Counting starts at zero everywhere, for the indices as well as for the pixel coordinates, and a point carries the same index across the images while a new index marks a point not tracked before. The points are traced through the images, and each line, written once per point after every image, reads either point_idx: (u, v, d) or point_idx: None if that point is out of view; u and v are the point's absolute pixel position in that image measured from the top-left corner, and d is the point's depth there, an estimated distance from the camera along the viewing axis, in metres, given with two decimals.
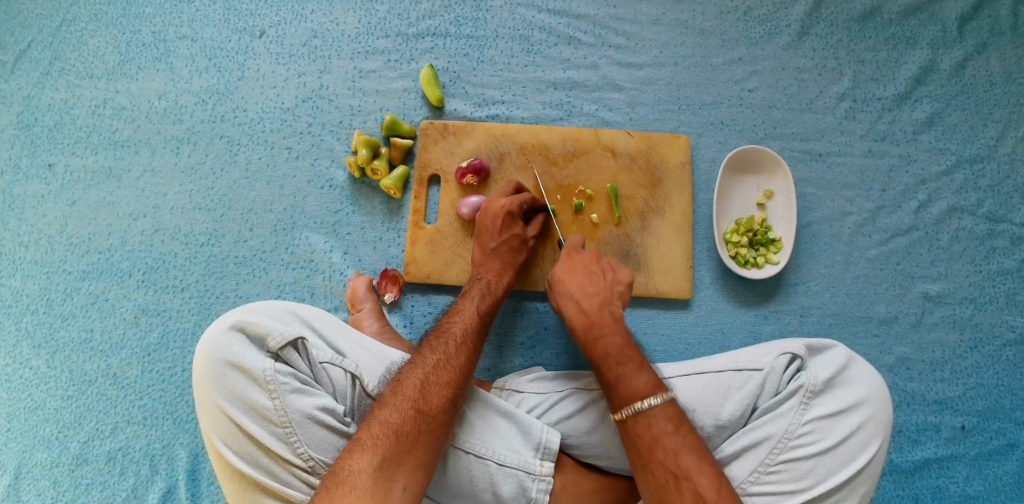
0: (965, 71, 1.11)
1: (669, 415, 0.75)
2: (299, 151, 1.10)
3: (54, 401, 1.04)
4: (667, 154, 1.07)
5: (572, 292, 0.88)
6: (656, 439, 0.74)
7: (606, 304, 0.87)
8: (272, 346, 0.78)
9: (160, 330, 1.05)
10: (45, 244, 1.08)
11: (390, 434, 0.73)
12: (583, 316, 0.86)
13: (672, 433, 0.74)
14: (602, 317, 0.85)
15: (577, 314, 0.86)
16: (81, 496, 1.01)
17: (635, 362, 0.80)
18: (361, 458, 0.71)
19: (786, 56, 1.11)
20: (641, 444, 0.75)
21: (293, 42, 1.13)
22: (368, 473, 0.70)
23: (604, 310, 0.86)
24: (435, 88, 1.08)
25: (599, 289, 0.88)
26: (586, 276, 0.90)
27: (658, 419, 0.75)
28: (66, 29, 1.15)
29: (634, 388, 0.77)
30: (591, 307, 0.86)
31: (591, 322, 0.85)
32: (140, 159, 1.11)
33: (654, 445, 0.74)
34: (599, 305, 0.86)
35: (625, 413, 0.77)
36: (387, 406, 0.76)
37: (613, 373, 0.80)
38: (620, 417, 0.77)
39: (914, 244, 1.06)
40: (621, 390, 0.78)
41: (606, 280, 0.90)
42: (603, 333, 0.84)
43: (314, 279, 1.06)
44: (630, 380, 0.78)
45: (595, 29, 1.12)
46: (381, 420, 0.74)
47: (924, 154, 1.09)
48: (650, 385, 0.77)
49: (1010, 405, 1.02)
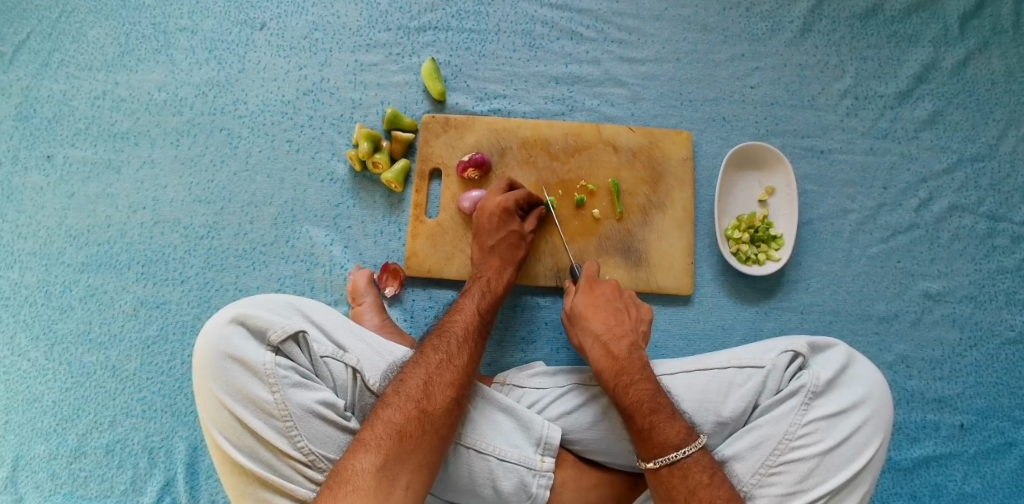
0: (967, 69, 1.11)
1: (703, 464, 0.75)
2: (299, 144, 1.10)
3: (52, 394, 1.03)
4: (669, 150, 1.07)
5: (598, 333, 0.88)
6: (692, 490, 0.74)
7: (633, 347, 0.86)
8: (273, 339, 0.77)
9: (159, 323, 1.05)
10: (44, 235, 1.08)
11: (394, 434, 0.73)
12: (611, 360, 0.85)
13: (708, 485, 0.74)
14: (631, 361, 0.85)
15: (604, 357, 0.85)
16: (79, 489, 1.00)
17: (668, 409, 0.79)
18: (365, 458, 0.71)
19: (788, 52, 1.11)
20: (677, 495, 0.75)
21: (293, 34, 1.12)
22: (371, 473, 0.70)
23: (633, 354, 0.85)
24: (436, 82, 1.08)
25: (626, 331, 0.88)
26: (612, 316, 0.90)
27: (693, 470, 0.75)
28: (65, 20, 1.14)
29: (668, 437, 0.77)
30: (620, 351, 0.86)
31: (621, 367, 0.84)
32: (140, 151, 1.11)
33: (690, 497, 0.73)
34: (628, 349, 0.86)
35: (659, 463, 0.76)
36: (390, 406, 0.75)
37: (646, 421, 0.78)
38: (653, 466, 0.77)
39: (915, 242, 1.06)
40: (655, 439, 0.77)
41: (631, 319, 0.90)
42: (633, 379, 0.82)
43: (314, 273, 1.05)
44: (663, 428, 0.77)
45: (597, 24, 1.12)
46: (385, 420, 0.74)
47: (925, 152, 1.09)
48: (683, 433, 0.77)
49: (1009, 403, 1.02)
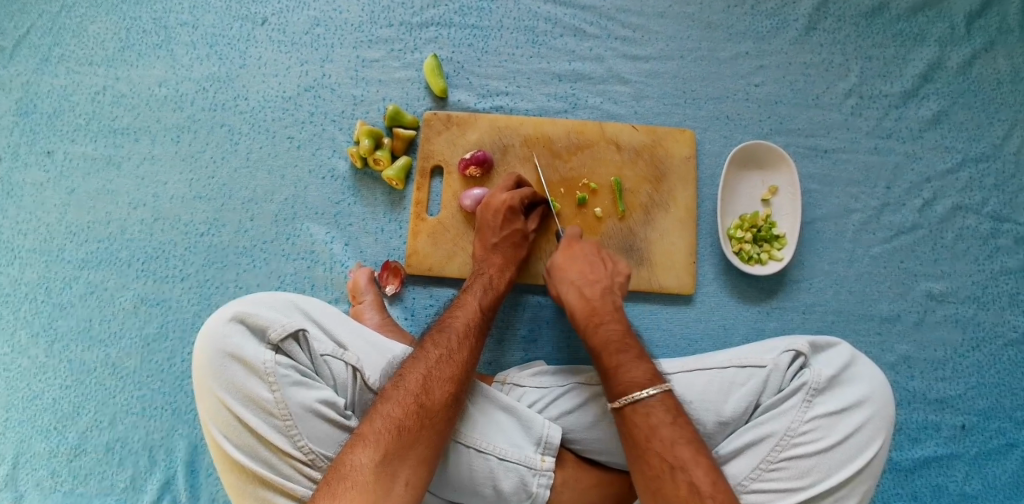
0: (973, 68, 1.10)
1: (667, 406, 0.75)
2: (301, 140, 1.09)
3: (52, 391, 1.03)
4: (672, 148, 1.06)
5: (573, 279, 0.90)
6: (654, 428, 0.74)
7: (607, 292, 0.89)
8: (272, 338, 0.77)
9: (160, 320, 1.05)
10: (44, 232, 1.07)
11: (393, 429, 0.72)
12: (585, 302, 0.88)
13: (670, 424, 0.74)
14: (603, 304, 0.87)
15: (579, 300, 0.88)
16: (80, 487, 1.00)
17: (636, 351, 0.82)
18: (363, 453, 0.71)
19: (793, 51, 1.11)
20: (639, 434, 0.75)
21: (295, 30, 1.12)
22: (369, 468, 0.70)
23: (606, 298, 0.88)
24: (438, 79, 1.07)
25: (601, 278, 0.90)
26: (588, 264, 0.92)
27: (655, 409, 0.75)
28: (65, 15, 1.13)
29: (634, 377, 0.78)
30: (593, 295, 0.88)
31: (593, 308, 0.87)
32: (140, 147, 1.10)
33: (652, 435, 0.74)
34: (600, 293, 0.88)
35: (623, 401, 0.76)
36: (390, 401, 0.75)
37: (613, 360, 0.81)
38: (616, 405, 0.77)
39: (918, 243, 1.06)
40: (621, 376, 0.79)
41: (607, 269, 0.92)
42: (604, 320, 0.86)
43: (315, 270, 1.05)
44: (629, 367, 0.79)
45: (600, 21, 1.11)
46: (384, 414, 0.74)
47: (930, 152, 1.08)
48: (649, 374, 0.78)
49: (1011, 404, 1.02)
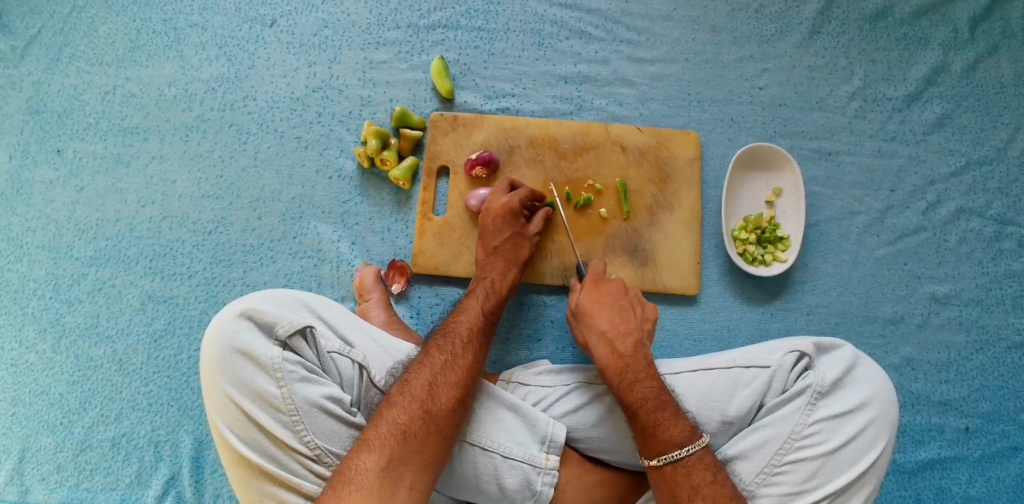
0: (976, 72, 1.11)
1: (706, 463, 0.76)
2: (308, 140, 1.10)
3: (59, 387, 1.04)
4: (677, 150, 1.07)
5: (603, 330, 0.88)
6: (696, 488, 0.74)
7: (639, 345, 0.87)
8: (280, 334, 0.77)
9: (167, 317, 1.06)
10: (53, 229, 1.08)
11: (398, 435, 0.73)
12: (617, 357, 0.85)
13: (712, 483, 0.74)
14: (636, 359, 0.85)
15: (610, 354, 0.86)
16: (85, 482, 1.01)
17: (672, 408, 0.79)
18: (369, 458, 0.71)
19: (797, 54, 1.11)
20: (681, 493, 0.74)
21: (303, 31, 1.13)
22: (374, 473, 0.70)
23: (638, 352, 0.86)
24: (445, 80, 1.08)
25: (631, 329, 0.88)
26: (617, 313, 0.90)
27: (696, 468, 0.75)
28: (76, 16, 1.15)
29: (672, 435, 0.77)
30: (625, 349, 0.86)
31: (626, 364, 0.84)
32: (149, 146, 1.11)
33: (694, 495, 0.73)
34: (633, 347, 0.86)
35: (662, 460, 0.76)
36: (395, 406, 0.75)
37: (650, 419, 0.78)
38: (657, 463, 0.77)
39: (922, 245, 1.06)
40: (659, 436, 0.77)
41: (637, 318, 0.90)
42: (638, 377, 0.83)
43: (321, 269, 1.06)
44: (667, 426, 0.78)
45: (606, 24, 1.12)
46: (389, 420, 0.74)
47: (933, 155, 1.09)
48: (687, 431, 0.77)
49: (1015, 407, 1.02)
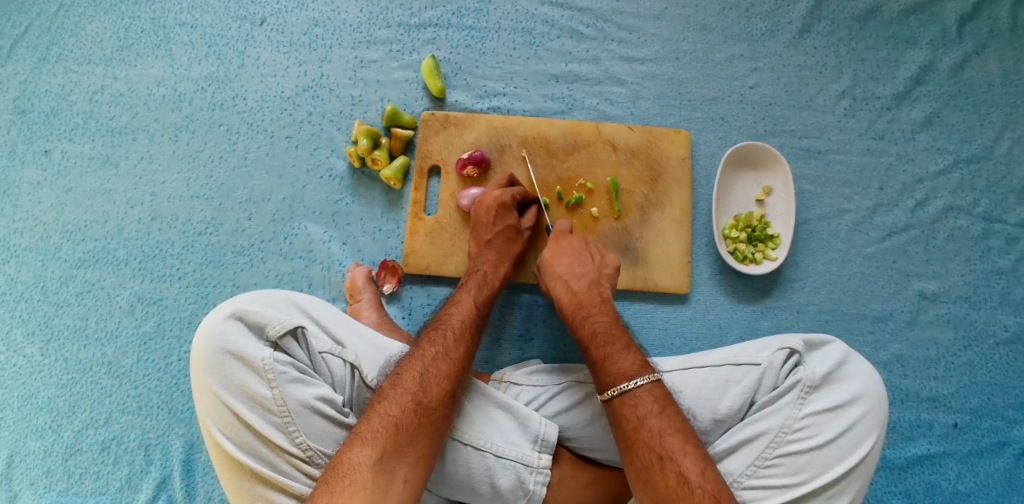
0: (964, 71, 1.11)
1: (655, 396, 0.77)
2: (299, 140, 1.10)
3: (48, 390, 1.03)
4: (668, 149, 1.07)
5: (560, 272, 0.93)
6: (642, 420, 0.75)
7: (593, 285, 0.92)
8: (271, 334, 0.77)
9: (157, 319, 1.05)
10: (40, 231, 1.08)
11: (390, 427, 0.73)
12: (572, 295, 0.91)
13: (658, 414, 0.75)
14: (590, 296, 0.90)
15: (565, 292, 0.91)
16: (75, 486, 1.00)
17: (622, 341, 0.84)
18: (362, 452, 0.71)
19: (787, 53, 1.12)
20: (627, 424, 0.76)
21: (294, 30, 1.12)
22: (367, 467, 0.70)
23: (592, 290, 0.91)
24: (436, 79, 1.08)
25: (588, 271, 0.93)
26: (574, 257, 0.95)
27: (643, 399, 0.77)
28: (63, 14, 1.14)
29: (620, 367, 0.80)
30: (580, 287, 0.91)
31: (580, 300, 0.90)
32: (138, 146, 1.10)
33: (640, 425, 0.75)
34: (587, 285, 0.91)
35: (611, 393, 0.78)
36: (387, 399, 0.75)
37: (599, 352, 0.83)
38: (607, 397, 0.79)
39: (911, 243, 1.07)
40: (607, 369, 0.80)
41: (594, 262, 0.95)
42: (590, 312, 0.88)
43: (312, 269, 1.05)
44: (615, 359, 0.81)
45: (597, 22, 1.12)
46: (381, 413, 0.74)
47: (922, 153, 1.10)
48: (637, 366, 0.80)
49: (1002, 403, 1.03)
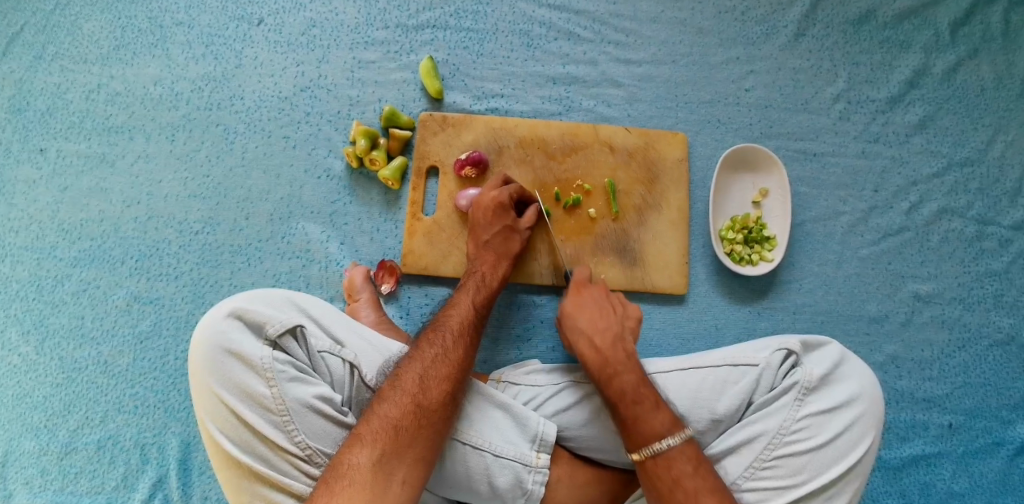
0: (958, 75, 1.13)
1: (688, 455, 0.76)
2: (296, 140, 1.10)
3: (42, 389, 1.02)
4: (665, 151, 1.07)
5: (583, 326, 0.88)
6: (677, 480, 0.75)
7: (618, 340, 0.86)
8: (270, 333, 0.77)
9: (153, 318, 1.04)
10: (36, 230, 1.07)
11: (390, 429, 0.72)
12: (597, 353, 0.85)
13: (692, 475, 0.75)
14: (615, 353, 0.85)
15: (590, 349, 0.86)
16: (69, 486, 0.99)
17: (651, 400, 0.80)
18: (361, 453, 0.71)
19: (782, 56, 1.13)
20: (662, 485, 0.75)
21: (291, 31, 1.12)
22: (367, 467, 0.70)
23: (617, 345, 0.86)
24: (434, 80, 1.08)
25: (611, 324, 0.88)
26: (597, 310, 0.90)
27: (677, 460, 0.76)
28: (60, 13, 1.13)
29: (652, 428, 0.77)
30: (604, 343, 0.86)
31: (605, 358, 0.84)
32: (134, 145, 1.10)
33: (675, 487, 0.74)
34: (612, 341, 0.86)
35: (645, 453, 0.77)
36: (386, 401, 0.75)
37: (628, 413, 0.79)
38: (639, 457, 0.77)
39: (905, 245, 1.08)
40: (638, 430, 0.78)
41: (617, 315, 0.90)
42: (617, 371, 0.83)
43: (310, 269, 1.05)
44: (647, 419, 0.78)
45: (594, 25, 1.13)
46: (381, 415, 0.74)
47: (916, 156, 1.11)
48: (668, 424, 0.78)
49: (996, 403, 1.04)
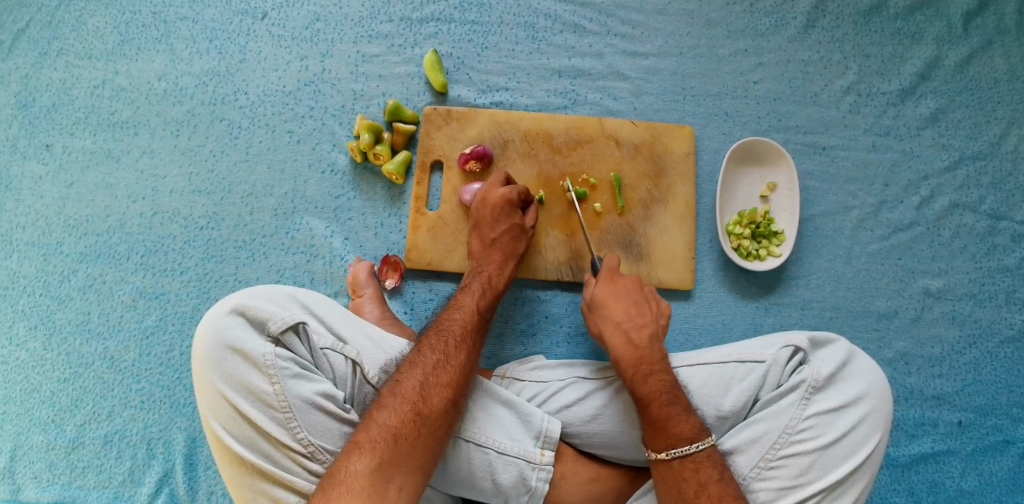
0: (971, 67, 1.10)
1: (714, 460, 0.75)
2: (300, 135, 1.09)
3: (50, 385, 1.03)
4: (671, 144, 1.06)
5: (619, 322, 0.88)
6: (702, 485, 0.74)
7: (654, 339, 0.86)
8: (273, 330, 0.77)
9: (158, 314, 1.05)
10: (42, 225, 1.07)
11: (389, 437, 0.72)
12: (632, 349, 0.84)
13: (718, 480, 0.74)
14: (651, 351, 0.84)
15: (625, 345, 0.85)
16: (77, 480, 1.00)
17: (685, 403, 0.79)
18: (359, 460, 0.70)
19: (791, 48, 1.11)
20: (686, 488, 0.74)
21: (295, 24, 1.12)
22: (365, 475, 0.70)
23: (653, 345, 0.85)
24: (438, 74, 1.07)
25: (647, 321, 0.88)
26: (633, 306, 0.89)
27: (704, 465, 0.75)
28: (65, 8, 1.13)
29: (683, 430, 0.76)
30: (640, 340, 0.85)
31: (641, 355, 0.83)
32: (139, 141, 1.10)
33: (700, 491, 0.73)
34: (648, 339, 0.86)
35: (671, 454, 0.75)
36: (386, 408, 0.75)
37: (661, 412, 0.78)
38: (665, 457, 0.76)
39: (916, 240, 1.06)
40: (669, 430, 0.76)
41: (652, 312, 0.90)
42: (653, 369, 0.82)
43: (314, 264, 1.05)
44: (679, 420, 0.77)
45: (600, 17, 1.11)
46: (380, 422, 0.73)
47: (927, 149, 1.09)
48: (698, 427, 0.77)
49: (1008, 401, 1.03)
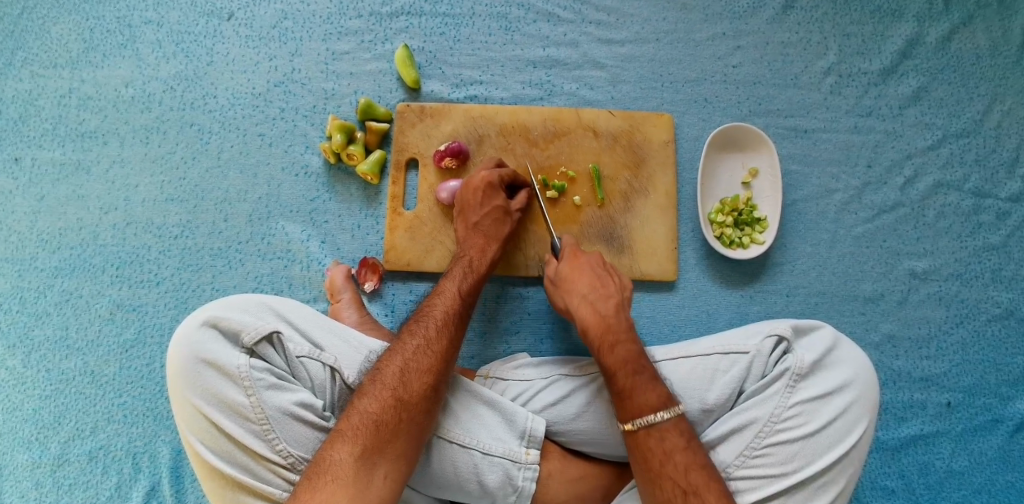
0: (951, 44, 1.09)
1: (681, 430, 0.75)
2: (272, 137, 1.07)
3: (32, 402, 1.01)
4: (651, 133, 1.04)
5: (584, 294, 0.86)
6: (668, 453, 0.73)
7: (620, 308, 0.85)
8: (246, 341, 0.75)
9: (136, 327, 1.03)
10: (15, 240, 1.05)
11: (370, 424, 0.71)
12: (600, 318, 0.84)
13: (683, 449, 0.73)
14: (618, 321, 0.84)
15: (593, 316, 0.84)
16: (64, 497, 0.99)
17: (650, 373, 0.78)
18: (342, 449, 0.69)
19: (770, 30, 1.09)
20: (652, 458, 0.74)
21: (262, 24, 1.09)
22: (348, 463, 0.69)
23: (620, 314, 0.84)
24: (410, 70, 1.05)
25: (612, 292, 0.86)
26: (596, 278, 0.88)
27: (670, 433, 0.74)
28: (27, 17, 1.10)
29: (648, 399, 0.75)
30: (607, 311, 0.84)
31: (608, 325, 0.83)
32: (109, 150, 1.07)
33: (665, 460, 0.73)
34: (615, 309, 0.85)
35: (636, 424, 0.75)
36: (367, 396, 0.74)
37: (628, 381, 0.77)
38: (631, 427, 0.75)
39: (901, 221, 1.05)
40: (635, 399, 0.76)
41: (615, 283, 0.88)
42: (619, 339, 0.81)
43: (291, 270, 1.03)
44: (644, 390, 0.76)
45: (574, 5, 1.09)
46: (362, 410, 0.72)
47: (910, 129, 1.07)
48: (664, 396, 0.76)
49: (996, 379, 1.02)
